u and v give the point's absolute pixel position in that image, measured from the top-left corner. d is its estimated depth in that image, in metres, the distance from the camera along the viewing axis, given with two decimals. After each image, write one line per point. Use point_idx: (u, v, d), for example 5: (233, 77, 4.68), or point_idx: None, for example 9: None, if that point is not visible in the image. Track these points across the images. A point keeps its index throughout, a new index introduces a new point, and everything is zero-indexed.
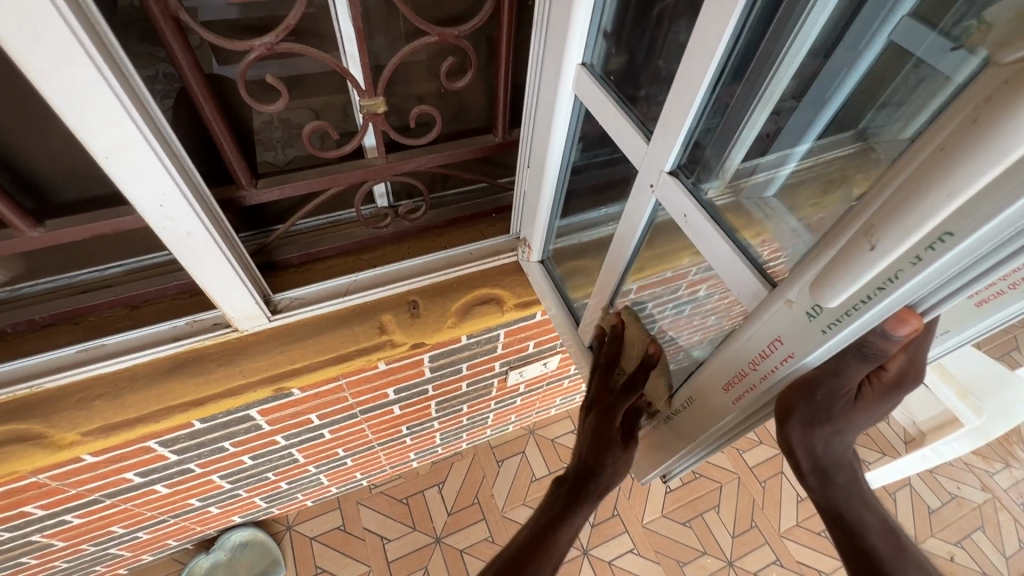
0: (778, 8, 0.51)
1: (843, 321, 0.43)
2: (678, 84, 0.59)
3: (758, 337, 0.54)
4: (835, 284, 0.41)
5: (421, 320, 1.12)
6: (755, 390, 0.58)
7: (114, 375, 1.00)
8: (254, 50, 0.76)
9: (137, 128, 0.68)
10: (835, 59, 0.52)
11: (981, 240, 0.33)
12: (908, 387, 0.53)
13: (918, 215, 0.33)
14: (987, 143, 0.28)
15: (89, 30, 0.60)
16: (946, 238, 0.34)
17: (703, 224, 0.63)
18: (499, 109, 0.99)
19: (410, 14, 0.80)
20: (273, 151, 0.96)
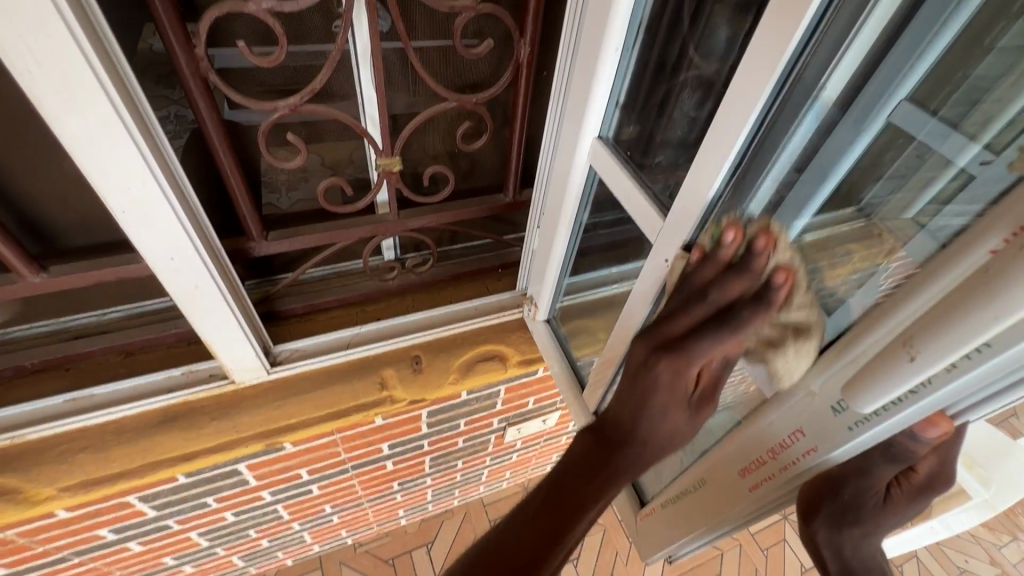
0: (777, 97, 0.49)
1: (870, 421, 0.43)
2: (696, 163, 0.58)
3: (781, 424, 0.53)
4: (869, 383, 0.41)
5: (423, 376, 1.10)
6: (774, 480, 0.56)
7: (101, 427, 0.96)
8: (278, 110, 0.79)
9: (155, 183, 0.69)
10: (834, 139, 0.49)
11: (1018, 357, 0.33)
12: (939, 490, 0.49)
13: (963, 330, 0.33)
14: None
15: (122, 91, 0.62)
16: (984, 349, 0.34)
17: None
18: (513, 171, 1.01)
19: (430, 80, 0.82)
20: (278, 194, 0.94)
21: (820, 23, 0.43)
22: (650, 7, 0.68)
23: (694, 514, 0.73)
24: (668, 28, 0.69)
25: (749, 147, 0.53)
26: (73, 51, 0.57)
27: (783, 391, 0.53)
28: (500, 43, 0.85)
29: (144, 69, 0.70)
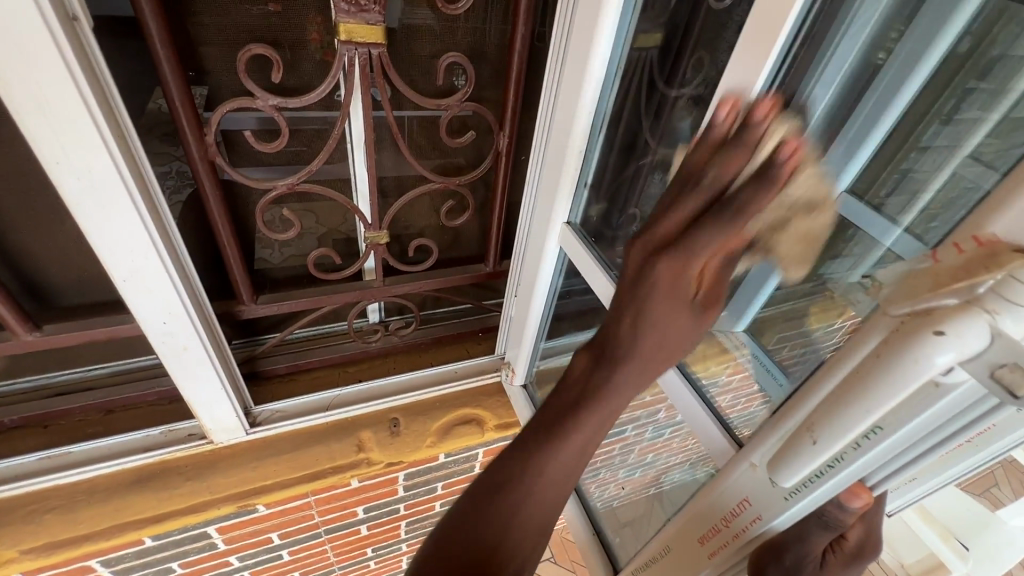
0: None
1: (800, 492, 0.47)
2: None
3: (729, 493, 0.57)
4: (785, 465, 0.45)
5: (400, 439, 1.12)
6: (728, 548, 0.59)
7: (73, 486, 0.96)
8: (276, 188, 0.86)
9: (157, 256, 0.73)
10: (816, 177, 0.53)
11: (903, 438, 0.38)
12: (867, 557, 0.52)
13: (851, 416, 0.38)
14: (902, 365, 0.33)
15: (137, 176, 0.67)
16: (876, 431, 0.38)
17: (676, 380, 0.73)
18: (493, 243, 1.09)
19: (411, 158, 0.91)
20: (270, 248, 0.97)
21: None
22: (613, 103, 0.78)
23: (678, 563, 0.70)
24: (630, 120, 0.79)
25: None
26: (97, 141, 0.62)
27: (729, 466, 0.57)
28: (483, 134, 0.95)
29: (148, 124, 0.74)
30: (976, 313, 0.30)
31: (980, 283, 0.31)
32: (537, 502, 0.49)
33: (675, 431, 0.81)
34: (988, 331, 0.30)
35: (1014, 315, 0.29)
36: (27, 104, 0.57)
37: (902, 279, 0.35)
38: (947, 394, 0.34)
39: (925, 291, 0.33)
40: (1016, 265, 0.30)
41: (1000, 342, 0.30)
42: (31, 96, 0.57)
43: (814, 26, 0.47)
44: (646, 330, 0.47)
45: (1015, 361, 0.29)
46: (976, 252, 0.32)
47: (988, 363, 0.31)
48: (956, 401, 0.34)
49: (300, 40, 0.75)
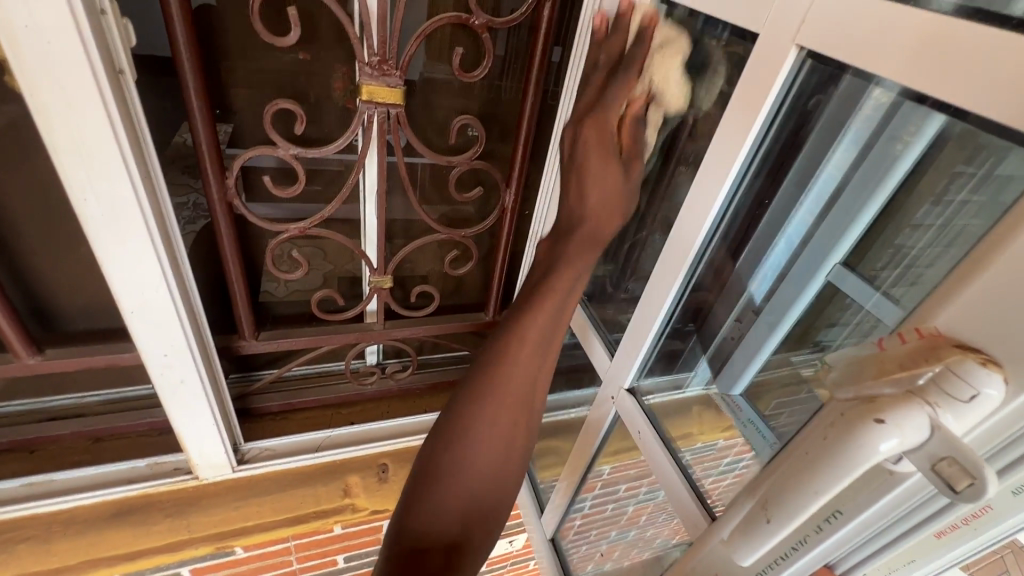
0: (767, 180, 0.57)
1: (766, 574, 0.45)
2: (670, 240, 0.65)
3: (700, 570, 0.56)
4: (739, 544, 0.43)
5: (388, 486, 1.10)
6: None
7: (49, 516, 0.94)
8: (288, 231, 0.90)
9: (166, 290, 0.75)
10: (820, 235, 0.55)
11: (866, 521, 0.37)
12: None
13: (802, 498, 0.37)
14: (848, 445, 0.34)
15: (156, 213, 0.71)
16: (837, 515, 0.38)
17: (652, 442, 0.73)
18: (494, 294, 1.11)
19: (421, 210, 0.95)
20: (276, 282, 1.00)
21: (729, 205, 0.59)
22: None
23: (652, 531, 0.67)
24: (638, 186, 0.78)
25: (728, 220, 0.61)
26: (126, 185, 0.66)
27: (701, 539, 0.55)
28: (489, 190, 0.99)
29: (166, 163, 0.78)
30: (918, 406, 0.31)
31: (921, 374, 0.32)
32: (478, 464, 0.55)
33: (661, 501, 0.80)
34: (928, 423, 0.31)
35: (955, 414, 0.31)
36: (64, 144, 0.61)
37: (851, 364, 0.37)
38: (903, 479, 0.35)
39: (868, 376, 0.35)
40: (954, 360, 0.32)
41: (940, 435, 0.31)
42: (71, 140, 0.61)
43: (790, 127, 0.53)
44: (586, 192, 0.65)
45: (954, 455, 0.30)
46: (920, 344, 0.34)
47: (929, 456, 0.32)
48: (912, 488, 0.35)
49: (323, 96, 0.81)
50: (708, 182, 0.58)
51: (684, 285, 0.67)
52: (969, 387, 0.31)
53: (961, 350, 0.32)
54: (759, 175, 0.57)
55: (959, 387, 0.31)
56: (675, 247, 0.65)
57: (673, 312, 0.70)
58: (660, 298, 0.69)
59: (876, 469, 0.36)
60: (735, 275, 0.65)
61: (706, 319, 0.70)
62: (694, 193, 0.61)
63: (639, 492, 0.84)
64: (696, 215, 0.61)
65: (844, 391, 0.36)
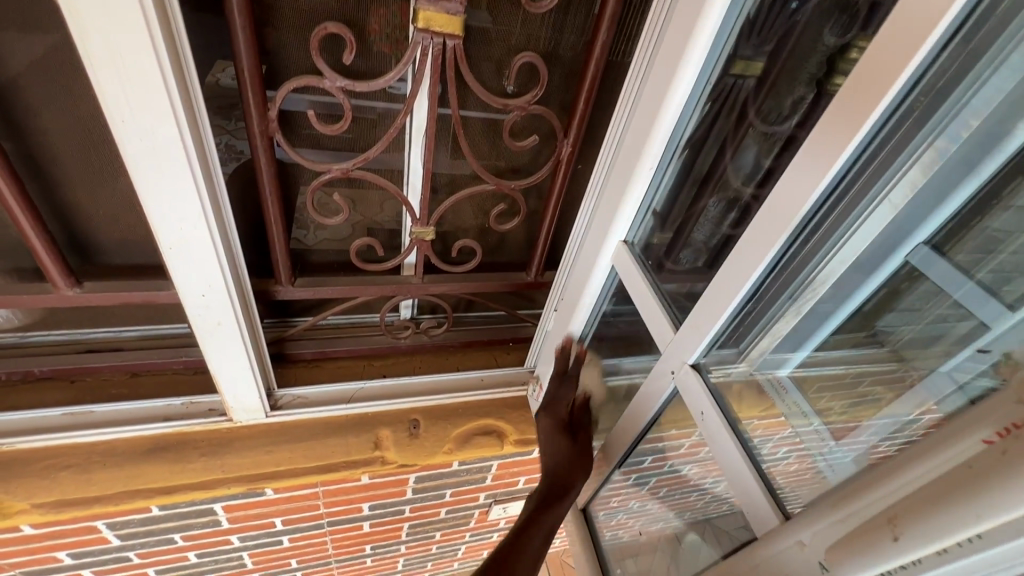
0: (893, 139, 0.48)
1: None
2: (767, 204, 0.57)
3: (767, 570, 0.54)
4: (849, 556, 0.43)
5: (418, 442, 1.08)
6: None
7: (90, 446, 0.95)
8: (330, 171, 0.84)
9: (205, 226, 0.71)
10: (908, 211, 0.51)
11: (1003, 554, 0.34)
12: None
13: (952, 518, 0.35)
14: None
15: (195, 140, 0.66)
16: (975, 538, 0.35)
17: (716, 423, 0.68)
18: (538, 255, 1.05)
19: (475, 164, 0.88)
20: (305, 230, 0.94)
21: (851, 168, 0.50)
22: (693, 127, 0.73)
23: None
24: (713, 150, 0.73)
25: (838, 182, 0.51)
26: (164, 108, 0.60)
27: (773, 536, 0.53)
28: (544, 142, 0.91)
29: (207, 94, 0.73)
30: None
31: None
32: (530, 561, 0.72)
33: (703, 492, 0.76)
34: None
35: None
36: (101, 61, 0.55)
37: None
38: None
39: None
40: None
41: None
42: (106, 52, 0.55)
43: (940, 83, 0.44)
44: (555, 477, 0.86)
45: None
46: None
47: None
48: None
49: (363, 29, 0.73)
50: (831, 132, 0.49)
51: (772, 261, 0.59)
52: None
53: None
54: (892, 138, 0.48)
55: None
56: (774, 211, 0.56)
57: (757, 290, 0.62)
58: (745, 273, 0.61)
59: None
60: (818, 256, 0.57)
61: (764, 303, 0.63)
62: (804, 151, 0.52)
63: (664, 467, 0.86)
64: (804, 181, 0.52)
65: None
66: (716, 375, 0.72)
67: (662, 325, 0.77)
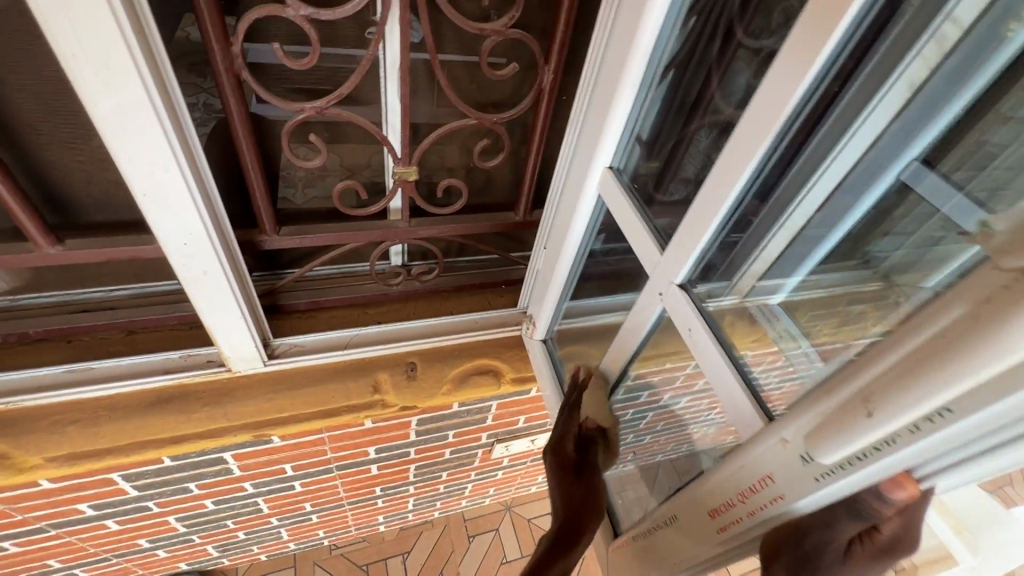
0: (876, 27, 0.46)
1: (833, 475, 0.45)
2: (754, 107, 0.55)
3: (748, 470, 0.55)
4: (828, 439, 0.44)
5: (416, 384, 1.10)
6: (741, 524, 0.57)
7: (93, 402, 0.96)
8: (303, 111, 0.80)
9: (179, 173, 0.68)
10: (899, 126, 0.50)
11: (978, 423, 0.35)
12: (900, 552, 0.48)
13: (927, 386, 0.36)
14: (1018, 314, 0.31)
15: (158, 80, 0.62)
16: (947, 413, 0.36)
17: (706, 340, 0.67)
18: (525, 192, 1.03)
19: (454, 96, 0.84)
20: (294, 189, 0.95)
21: (834, 63, 0.48)
22: (678, 47, 0.70)
23: (648, 558, 0.80)
24: (699, 74, 0.70)
25: (822, 78, 0.49)
26: (113, 32, 0.56)
27: (753, 439, 0.54)
28: (525, 70, 0.87)
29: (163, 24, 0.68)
30: None
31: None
32: None
33: (696, 415, 0.78)
34: None
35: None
36: None
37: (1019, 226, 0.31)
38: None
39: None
40: None
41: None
42: None
43: None
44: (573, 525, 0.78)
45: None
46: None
47: None
48: None
49: None
50: (813, 26, 0.47)
51: (755, 172, 0.57)
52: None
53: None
54: (874, 27, 0.46)
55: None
56: (758, 116, 0.54)
57: (739, 204, 0.61)
58: (728, 186, 0.60)
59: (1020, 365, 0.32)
60: (800, 167, 0.56)
61: (750, 223, 0.63)
62: (790, 45, 0.50)
63: (662, 398, 0.88)
64: (788, 77, 0.50)
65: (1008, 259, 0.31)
66: (715, 303, 0.70)
67: (649, 251, 0.75)
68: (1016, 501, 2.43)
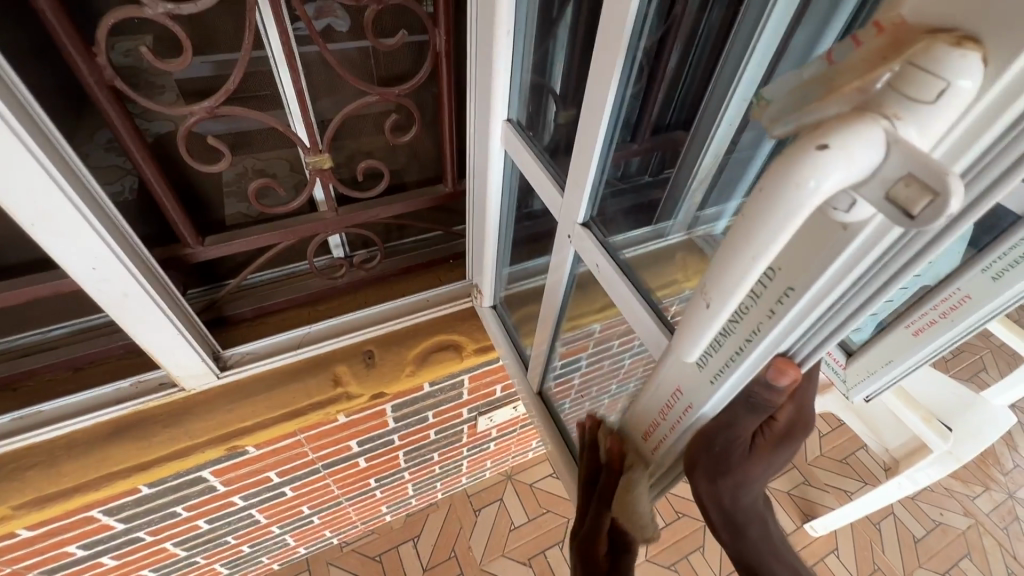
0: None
1: (727, 368, 0.49)
2: (598, 45, 0.55)
3: (664, 384, 0.60)
4: (686, 342, 0.43)
5: (377, 370, 1.10)
6: (670, 437, 0.63)
7: (49, 444, 0.95)
8: (193, 114, 0.77)
9: (62, 195, 0.66)
10: (802, 34, 0.50)
11: (820, 292, 0.38)
12: (798, 437, 0.52)
13: (734, 276, 0.34)
14: (789, 186, 0.28)
15: (11, 100, 0.59)
16: (791, 292, 0.39)
17: (613, 273, 0.68)
18: (448, 161, 1.02)
19: (349, 76, 0.83)
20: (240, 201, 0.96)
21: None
22: None
23: None
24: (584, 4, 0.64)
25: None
26: None
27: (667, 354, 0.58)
28: (416, 35, 0.85)
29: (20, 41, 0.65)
30: (875, 121, 0.26)
31: (877, 79, 0.27)
32: None
33: (635, 353, 0.79)
34: (884, 138, 0.26)
35: (918, 124, 0.26)
36: None
37: (793, 92, 0.32)
38: (856, 235, 0.33)
39: (815, 99, 0.30)
40: (918, 51, 0.26)
41: (899, 152, 0.26)
42: None
43: None
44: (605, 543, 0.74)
45: (915, 171, 0.26)
46: (881, 42, 0.28)
47: (885, 182, 0.27)
48: (871, 238, 0.32)
49: None
50: None
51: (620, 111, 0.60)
52: (935, 80, 0.25)
53: (932, 34, 0.26)
54: None
55: (922, 84, 0.26)
56: (604, 47, 0.55)
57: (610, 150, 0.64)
58: (598, 116, 0.60)
59: (834, 226, 0.34)
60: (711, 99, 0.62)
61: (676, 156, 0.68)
62: None
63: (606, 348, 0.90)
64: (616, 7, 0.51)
65: (783, 125, 0.32)
66: (633, 250, 0.71)
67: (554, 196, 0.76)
68: (991, 384, 2.54)
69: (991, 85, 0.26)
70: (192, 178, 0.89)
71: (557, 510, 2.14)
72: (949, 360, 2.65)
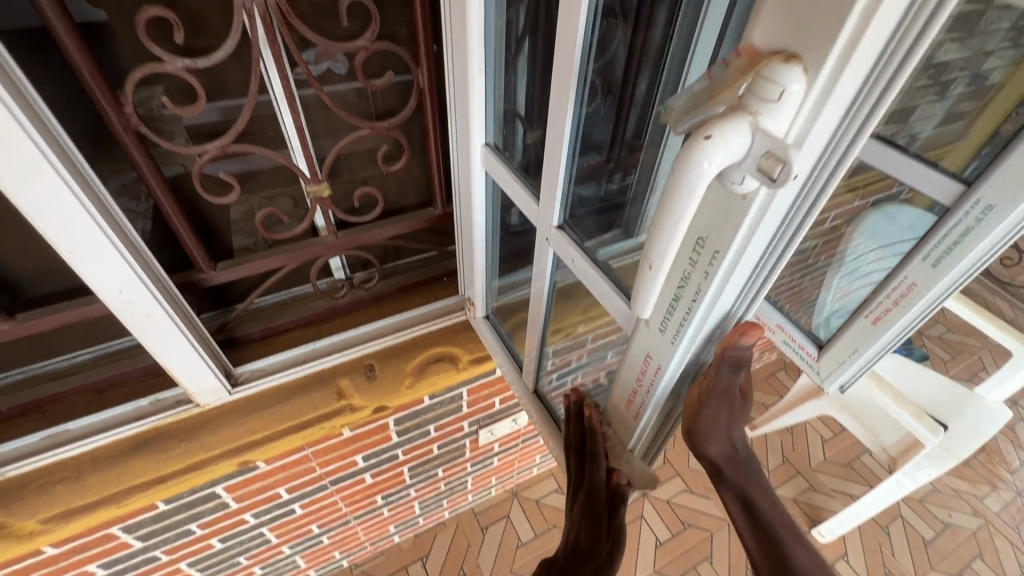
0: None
1: (681, 331, 0.56)
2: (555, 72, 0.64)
3: (637, 354, 0.66)
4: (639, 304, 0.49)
5: (377, 382, 1.18)
6: (644, 401, 0.69)
7: (75, 460, 1.03)
8: (206, 152, 0.87)
9: (95, 225, 0.76)
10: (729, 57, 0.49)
11: (735, 252, 0.45)
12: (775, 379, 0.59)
13: (664, 241, 0.43)
14: (688, 166, 0.37)
15: (54, 146, 0.69)
16: (717, 254, 0.47)
17: (588, 267, 0.76)
18: (436, 184, 1.13)
19: (343, 112, 0.93)
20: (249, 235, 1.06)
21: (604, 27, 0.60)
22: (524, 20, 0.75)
23: None
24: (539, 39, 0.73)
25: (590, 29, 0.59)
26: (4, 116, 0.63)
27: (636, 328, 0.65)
28: (401, 76, 0.96)
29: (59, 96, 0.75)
30: (741, 116, 0.35)
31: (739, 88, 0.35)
32: None
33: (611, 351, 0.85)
34: (749, 128, 0.35)
35: (773, 116, 0.35)
36: None
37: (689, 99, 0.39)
38: (753, 203, 0.41)
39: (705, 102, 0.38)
40: (764, 65, 0.34)
41: (761, 138, 0.35)
42: None
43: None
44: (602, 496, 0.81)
45: (772, 150, 0.35)
46: (741, 63, 0.36)
47: (756, 158, 0.36)
48: (762, 206, 0.41)
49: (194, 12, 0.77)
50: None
51: (576, 125, 0.68)
52: (775, 86, 0.34)
53: (771, 55, 0.34)
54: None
55: (767, 88, 0.34)
56: (560, 73, 0.64)
57: (573, 159, 0.72)
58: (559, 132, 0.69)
59: (736, 199, 0.42)
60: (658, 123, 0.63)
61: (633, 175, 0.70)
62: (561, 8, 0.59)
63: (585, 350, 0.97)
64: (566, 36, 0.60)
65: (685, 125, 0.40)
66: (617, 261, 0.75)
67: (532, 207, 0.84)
68: None
69: (818, 85, 0.33)
70: (205, 214, 0.99)
71: (562, 524, 2.16)
72: (948, 363, 2.67)
